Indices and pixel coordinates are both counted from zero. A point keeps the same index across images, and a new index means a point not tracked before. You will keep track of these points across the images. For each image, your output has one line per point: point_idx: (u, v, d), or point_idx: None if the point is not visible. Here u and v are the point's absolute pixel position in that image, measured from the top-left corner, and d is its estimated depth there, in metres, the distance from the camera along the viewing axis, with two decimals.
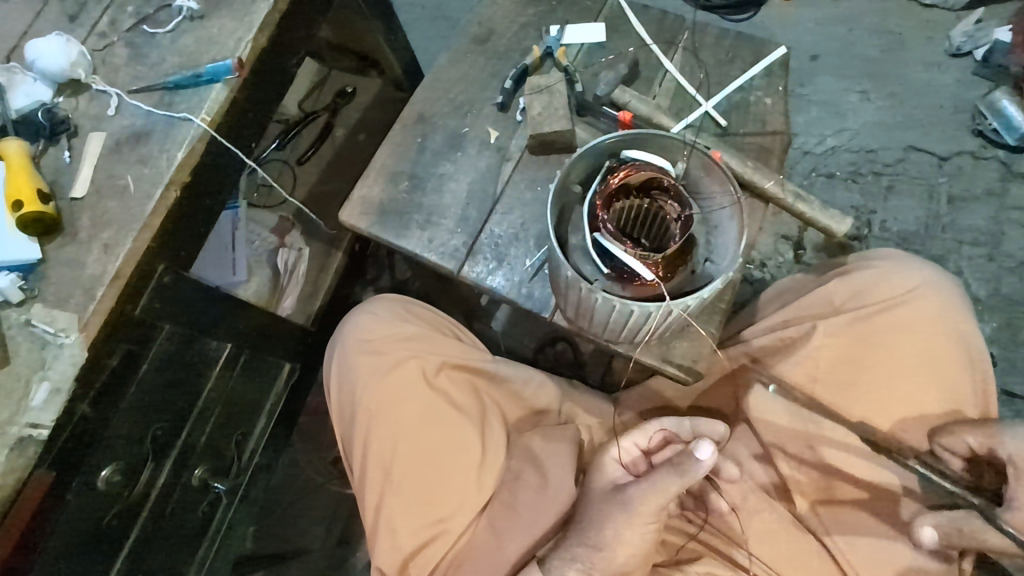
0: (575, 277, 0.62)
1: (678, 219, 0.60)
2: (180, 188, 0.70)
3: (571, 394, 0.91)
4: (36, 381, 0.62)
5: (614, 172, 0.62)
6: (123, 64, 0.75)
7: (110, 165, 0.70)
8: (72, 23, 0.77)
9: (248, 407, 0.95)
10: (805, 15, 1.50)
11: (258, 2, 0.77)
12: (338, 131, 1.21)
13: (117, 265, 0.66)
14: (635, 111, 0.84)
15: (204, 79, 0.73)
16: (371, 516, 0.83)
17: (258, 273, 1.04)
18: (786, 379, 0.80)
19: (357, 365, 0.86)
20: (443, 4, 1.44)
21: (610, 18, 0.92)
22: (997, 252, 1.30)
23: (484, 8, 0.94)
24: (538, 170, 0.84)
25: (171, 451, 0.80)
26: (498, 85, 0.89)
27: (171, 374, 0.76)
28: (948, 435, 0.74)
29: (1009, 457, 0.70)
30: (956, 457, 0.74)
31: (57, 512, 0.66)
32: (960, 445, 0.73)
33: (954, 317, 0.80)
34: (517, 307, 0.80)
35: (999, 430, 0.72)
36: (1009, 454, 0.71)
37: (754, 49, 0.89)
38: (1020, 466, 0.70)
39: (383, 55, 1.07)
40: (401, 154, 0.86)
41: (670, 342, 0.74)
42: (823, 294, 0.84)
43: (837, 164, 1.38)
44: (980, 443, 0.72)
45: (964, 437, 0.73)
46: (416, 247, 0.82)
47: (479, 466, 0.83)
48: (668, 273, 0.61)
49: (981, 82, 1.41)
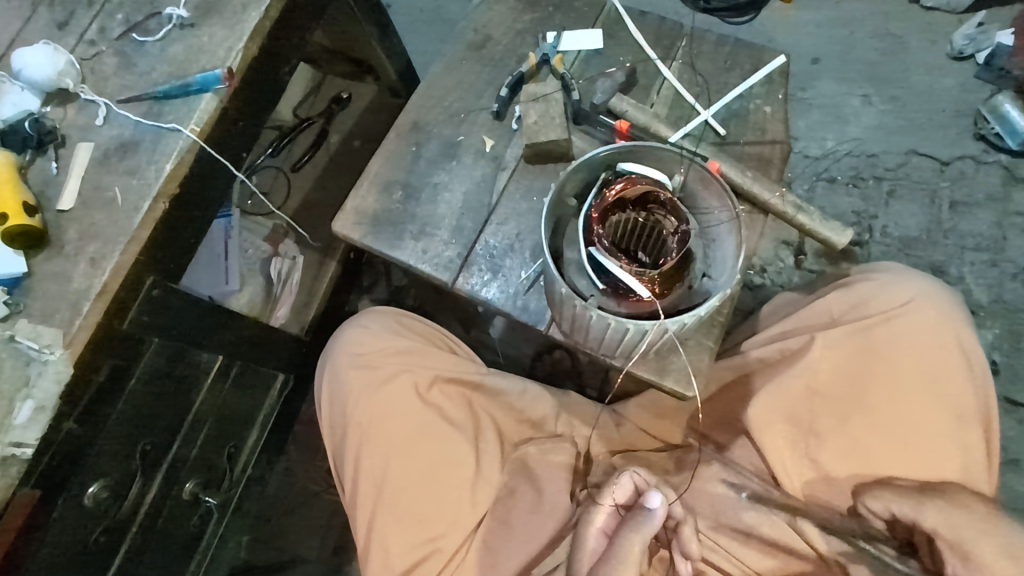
0: (569, 294, 0.61)
1: (674, 234, 0.59)
2: (169, 200, 0.69)
3: (568, 404, 0.88)
4: (20, 399, 0.60)
5: (610, 186, 0.61)
6: (111, 72, 0.74)
7: (98, 176, 0.69)
8: (61, 30, 0.76)
9: (240, 418, 0.93)
10: (805, 18, 1.48)
11: (249, 10, 0.76)
12: (334, 138, 1.20)
13: (103, 280, 0.64)
14: (633, 120, 0.83)
15: (194, 89, 0.71)
16: (363, 534, 0.82)
17: (251, 283, 1.03)
18: (787, 392, 0.77)
19: (348, 378, 0.85)
20: (440, 7, 1.43)
21: (607, 24, 0.91)
22: (1000, 258, 1.29)
23: (480, 14, 0.93)
24: (534, 179, 0.83)
25: (161, 466, 0.79)
26: (493, 93, 0.88)
27: (160, 388, 0.75)
28: (873, 499, 0.72)
29: (936, 530, 0.67)
30: (878, 517, 0.73)
31: (42, 531, 0.65)
32: (884, 510, 0.71)
33: (954, 328, 0.78)
34: (512, 320, 0.79)
35: (920, 503, 0.69)
36: (932, 526, 0.68)
37: (754, 56, 0.88)
38: (946, 539, 0.66)
39: (378, 61, 1.06)
40: (395, 163, 0.85)
41: (668, 356, 0.72)
42: (823, 306, 0.83)
43: (838, 169, 1.36)
44: (903, 512, 0.70)
45: (889, 504, 0.71)
46: (410, 258, 0.81)
47: (472, 482, 0.82)
48: (664, 290, 0.60)
49: (983, 86, 1.40)
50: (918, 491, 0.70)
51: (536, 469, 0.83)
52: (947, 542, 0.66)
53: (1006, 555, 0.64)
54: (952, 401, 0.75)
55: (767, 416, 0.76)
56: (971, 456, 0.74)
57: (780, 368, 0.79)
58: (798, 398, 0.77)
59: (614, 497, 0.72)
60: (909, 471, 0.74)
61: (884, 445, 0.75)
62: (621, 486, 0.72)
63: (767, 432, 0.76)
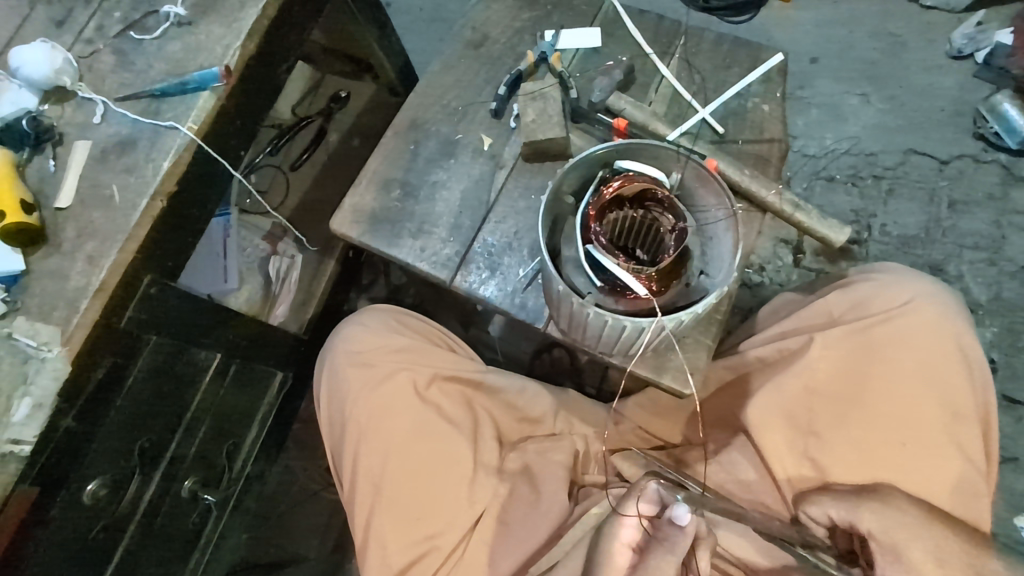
0: (566, 291, 0.61)
1: (672, 231, 0.59)
2: (166, 198, 0.69)
3: (567, 402, 0.88)
4: (18, 396, 0.60)
5: (607, 183, 0.61)
6: (109, 71, 0.74)
7: (95, 174, 0.69)
8: (59, 29, 0.76)
9: (239, 417, 0.94)
10: (805, 17, 1.48)
11: (246, 8, 0.76)
12: (333, 136, 1.20)
13: (101, 277, 0.64)
14: (631, 119, 0.83)
15: (191, 86, 0.71)
16: (361, 533, 0.82)
17: (250, 281, 1.03)
18: (787, 391, 0.77)
19: (348, 377, 0.85)
20: (439, 5, 1.43)
21: (605, 23, 0.91)
22: (998, 256, 1.29)
23: (478, 12, 0.93)
24: (532, 177, 0.83)
25: (159, 464, 0.79)
26: (492, 92, 0.88)
27: (159, 386, 0.75)
28: (811, 505, 0.72)
29: (870, 532, 0.67)
30: (819, 524, 0.73)
31: (41, 528, 0.65)
32: (823, 515, 0.71)
33: (954, 328, 0.78)
34: (511, 318, 0.79)
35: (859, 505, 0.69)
36: (867, 530, 0.67)
37: (752, 54, 0.88)
38: (879, 541, 0.67)
39: (376, 59, 1.06)
40: (393, 161, 0.85)
41: (666, 354, 0.72)
42: (822, 307, 0.83)
43: (837, 168, 1.37)
44: (841, 516, 0.70)
45: (826, 509, 0.71)
46: (408, 256, 0.81)
47: (470, 481, 0.82)
48: (662, 287, 0.60)
49: (982, 85, 1.40)
50: (853, 495, 0.70)
51: (535, 467, 0.83)
52: (880, 543, 0.67)
53: (934, 560, 0.65)
54: (951, 401, 0.75)
55: (766, 415, 0.77)
56: (971, 457, 0.74)
57: (779, 367, 0.79)
58: (797, 397, 0.77)
59: (640, 510, 0.68)
60: (909, 471, 0.74)
61: (884, 446, 0.74)
62: (646, 498, 0.69)
63: (766, 430, 0.76)
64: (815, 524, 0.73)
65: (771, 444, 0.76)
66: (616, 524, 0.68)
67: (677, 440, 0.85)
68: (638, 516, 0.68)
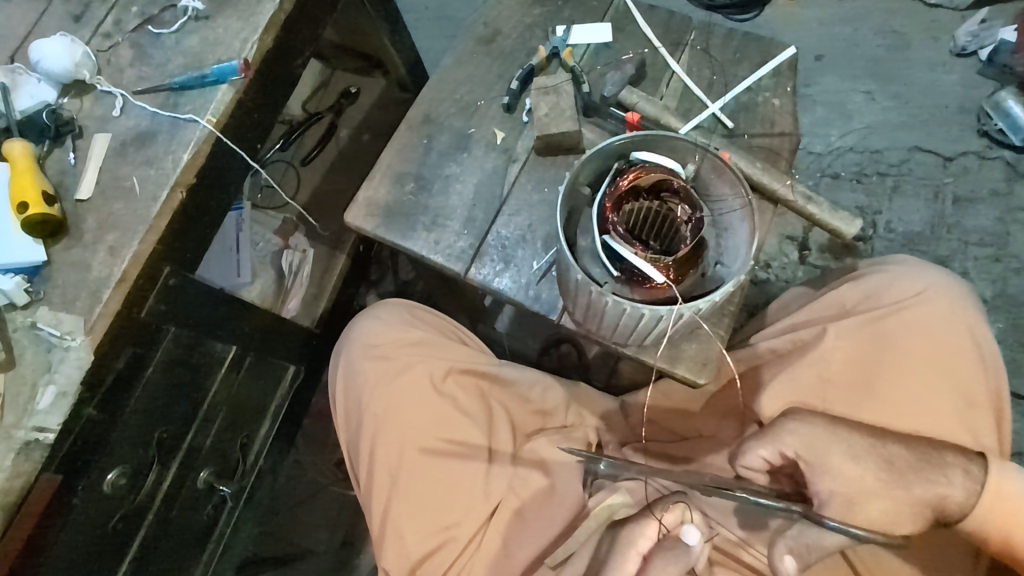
0: (585, 280, 0.61)
1: (689, 222, 0.60)
2: (186, 189, 0.70)
3: (579, 395, 0.90)
4: (43, 384, 0.61)
5: (623, 174, 0.62)
6: (127, 65, 0.75)
7: (115, 166, 0.70)
8: (76, 23, 0.76)
9: (253, 409, 0.94)
10: (809, 15, 1.49)
11: (263, 2, 0.76)
12: (342, 132, 1.21)
13: (122, 267, 0.65)
14: (643, 112, 0.84)
15: (210, 79, 0.72)
16: (378, 524, 0.82)
17: (263, 276, 1.04)
18: (799, 382, 0.79)
19: (363, 369, 0.86)
20: (446, 3, 1.43)
21: (616, 18, 0.92)
22: (1004, 252, 1.30)
23: (489, 8, 0.93)
24: (545, 171, 0.84)
25: (177, 454, 0.80)
26: (504, 86, 0.89)
27: (177, 376, 0.75)
28: (743, 451, 0.71)
29: (797, 454, 0.69)
30: (757, 471, 0.72)
31: (62, 516, 0.66)
32: (755, 459, 0.71)
33: (966, 319, 0.79)
34: (525, 310, 0.79)
35: (778, 432, 0.70)
36: (795, 451, 0.69)
37: (762, 49, 0.89)
38: (807, 459, 0.69)
39: (387, 55, 1.07)
40: (406, 155, 0.86)
41: (679, 345, 0.73)
42: (835, 298, 0.84)
43: (842, 164, 1.37)
44: (768, 451, 0.70)
45: (754, 449, 0.71)
46: (422, 249, 0.82)
47: (486, 471, 0.83)
48: (679, 275, 0.61)
49: (986, 82, 1.41)
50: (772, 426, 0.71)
51: (548, 459, 0.83)
52: (807, 461, 0.69)
53: (852, 459, 0.68)
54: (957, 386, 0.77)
55: (777, 407, 0.79)
56: (982, 445, 0.75)
57: (792, 359, 0.80)
58: (810, 388, 0.79)
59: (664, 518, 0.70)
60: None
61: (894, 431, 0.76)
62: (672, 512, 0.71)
63: None
64: (754, 472, 0.72)
65: None
66: (640, 528, 0.70)
67: (690, 432, 0.85)
68: (659, 523, 0.70)
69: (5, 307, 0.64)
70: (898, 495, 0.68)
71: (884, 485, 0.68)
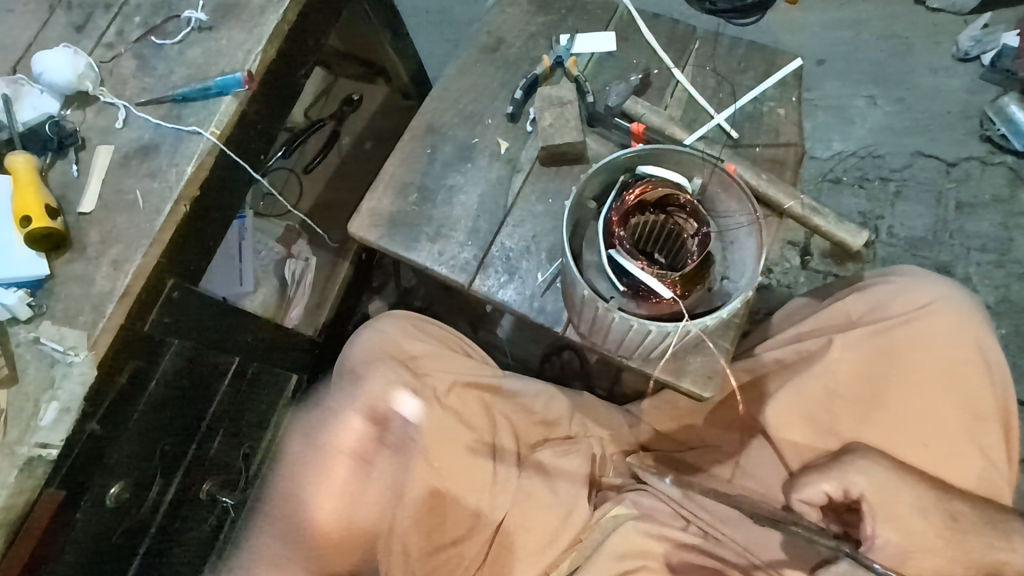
0: (591, 296, 0.61)
1: (696, 236, 0.61)
2: (189, 203, 0.70)
3: (582, 405, 0.90)
4: (46, 400, 0.61)
5: (630, 189, 0.62)
6: (130, 75, 0.74)
7: (119, 179, 0.69)
8: (79, 33, 0.76)
9: (257, 420, 0.94)
10: (812, 20, 1.49)
11: (267, 13, 0.76)
12: (344, 139, 1.20)
13: (125, 282, 0.65)
14: (649, 123, 0.83)
15: (213, 91, 0.72)
16: (383, 538, 0.82)
17: (266, 284, 1.04)
18: (806, 395, 0.78)
19: (368, 381, 0.86)
20: (447, 8, 1.43)
21: (619, 27, 0.91)
22: (1006, 258, 1.30)
23: (493, 17, 0.93)
24: (549, 182, 0.83)
25: (180, 466, 0.80)
26: (508, 95, 0.89)
27: (180, 388, 0.75)
28: (807, 486, 0.72)
29: (862, 494, 0.70)
30: (814, 507, 0.72)
31: (66, 531, 0.66)
32: (817, 494, 0.71)
33: (973, 331, 0.78)
34: (529, 321, 0.79)
35: (845, 469, 0.71)
36: (860, 492, 0.70)
37: (767, 59, 0.89)
38: (873, 502, 0.69)
39: (390, 62, 1.07)
40: (410, 165, 0.85)
41: (685, 358, 0.72)
42: (841, 309, 0.83)
43: (844, 170, 1.37)
44: (834, 488, 0.71)
45: (819, 486, 0.71)
46: (426, 260, 0.81)
47: (491, 484, 0.82)
48: (685, 292, 0.61)
49: (989, 87, 1.40)
50: (838, 462, 0.72)
51: (552, 472, 0.82)
52: (871, 503, 0.69)
53: (918, 511, 0.69)
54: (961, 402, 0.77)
55: (786, 418, 0.78)
56: (991, 458, 0.75)
57: (797, 370, 0.80)
58: (817, 402, 0.78)
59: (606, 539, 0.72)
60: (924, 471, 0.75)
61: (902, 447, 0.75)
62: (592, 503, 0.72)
63: (785, 433, 0.78)
64: (811, 508, 0.73)
65: (792, 444, 0.78)
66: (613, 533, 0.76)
67: (694, 441, 0.85)
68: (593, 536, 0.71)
69: (8, 321, 0.64)
70: (955, 555, 0.68)
71: (944, 543, 0.68)
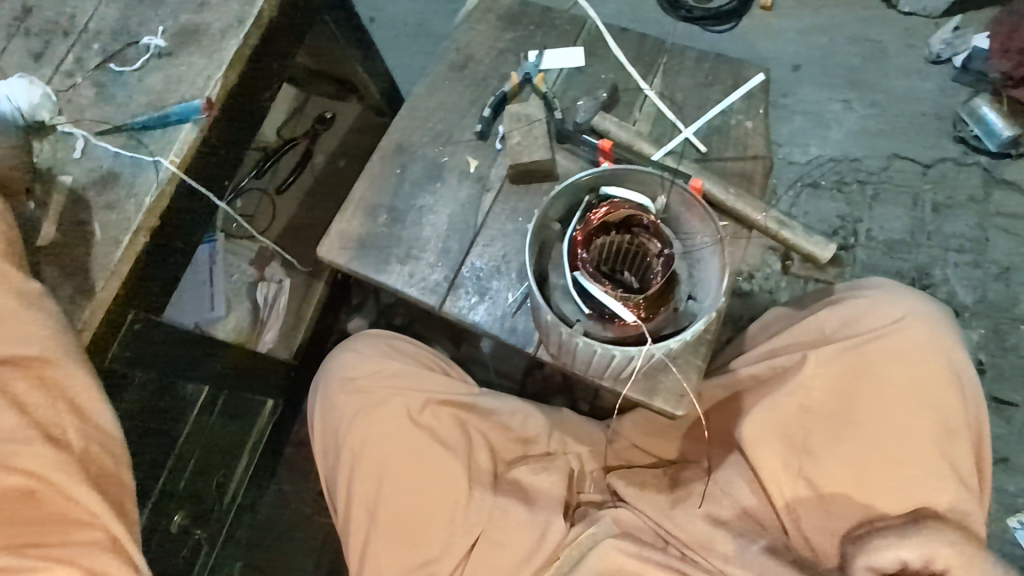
0: (555, 321, 0.61)
1: (659, 257, 0.60)
2: (149, 233, 0.69)
3: (561, 422, 0.89)
4: None
5: (593, 210, 0.61)
6: (89, 104, 0.73)
7: (75, 210, 0.68)
8: (37, 61, 0.74)
9: (228, 448, 0.94)
10: (786, 25, 1.50)
11: (227, 38, 0.75)
12: (319, 157, 1.19)
13: (83, 316, 0.64)
14: (616, 139, 0.84)
15: (173, 119, 0.71)
16: (356, 561, 0.82)
17: (237, 308, 1.04)
18: (782, 408, 0.78)
19: (341, 405, 0.85)
20: (425, 21, 1.44)
21: (588, 41, 0.91)
22: (983, 258, 1.31)
23: (461, 34, 0.93)
24: (519, 200, 0.83)
25: (149, 498, 0.78)
26: (476, 113, 0.88)
27: (147, 420, 0.75)
28: (882, 552, 0.70)
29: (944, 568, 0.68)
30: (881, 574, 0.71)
31: None
32: (893, 560, 0.70)
33: (944, 345, 0.79)
34: (500, 342, 0.78)
35: (924, 537, 0.70)
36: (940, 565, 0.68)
37: (734, 72, 0.89)
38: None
39: (362, 81, 1.06)
40: (378, 187, 0.84)
41: (656, 376, 0.72)
42: (815, 322, 0.84)
43: (822, 174, 1.38)
44: (912, 556, 0.69)
45: (897, 553, 0.70)
46: (397, 283, 0.81)
47: (466, 505, 0.81)
48: (650, 313, 0.60)
49: (961, 89, 1.42)
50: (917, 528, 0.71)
51: (527, 490, 0.82)
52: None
53: None
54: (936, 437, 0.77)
55: (761, 431, 0.77)
56: (961, 472, 0.75)
57: (772, 385, 0.80)
58: (792, 414, 0.78)
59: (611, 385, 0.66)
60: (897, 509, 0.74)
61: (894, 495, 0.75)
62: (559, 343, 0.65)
63: (761, 449, 0.77)
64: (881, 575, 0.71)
65: (766, 462, 0.77)
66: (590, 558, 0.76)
67: (675, 456, 0.87)
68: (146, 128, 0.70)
69: None
70: None
71: None
